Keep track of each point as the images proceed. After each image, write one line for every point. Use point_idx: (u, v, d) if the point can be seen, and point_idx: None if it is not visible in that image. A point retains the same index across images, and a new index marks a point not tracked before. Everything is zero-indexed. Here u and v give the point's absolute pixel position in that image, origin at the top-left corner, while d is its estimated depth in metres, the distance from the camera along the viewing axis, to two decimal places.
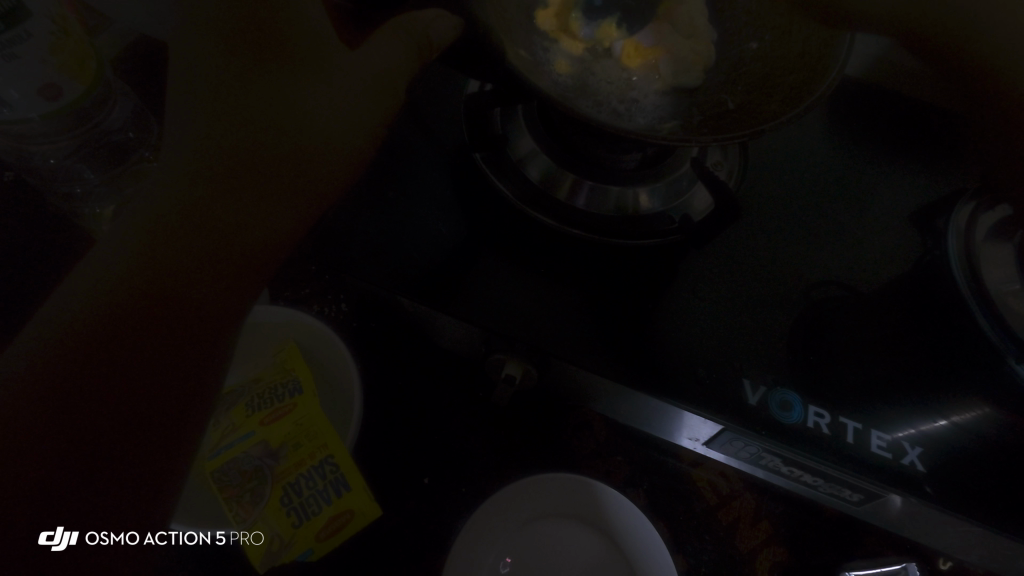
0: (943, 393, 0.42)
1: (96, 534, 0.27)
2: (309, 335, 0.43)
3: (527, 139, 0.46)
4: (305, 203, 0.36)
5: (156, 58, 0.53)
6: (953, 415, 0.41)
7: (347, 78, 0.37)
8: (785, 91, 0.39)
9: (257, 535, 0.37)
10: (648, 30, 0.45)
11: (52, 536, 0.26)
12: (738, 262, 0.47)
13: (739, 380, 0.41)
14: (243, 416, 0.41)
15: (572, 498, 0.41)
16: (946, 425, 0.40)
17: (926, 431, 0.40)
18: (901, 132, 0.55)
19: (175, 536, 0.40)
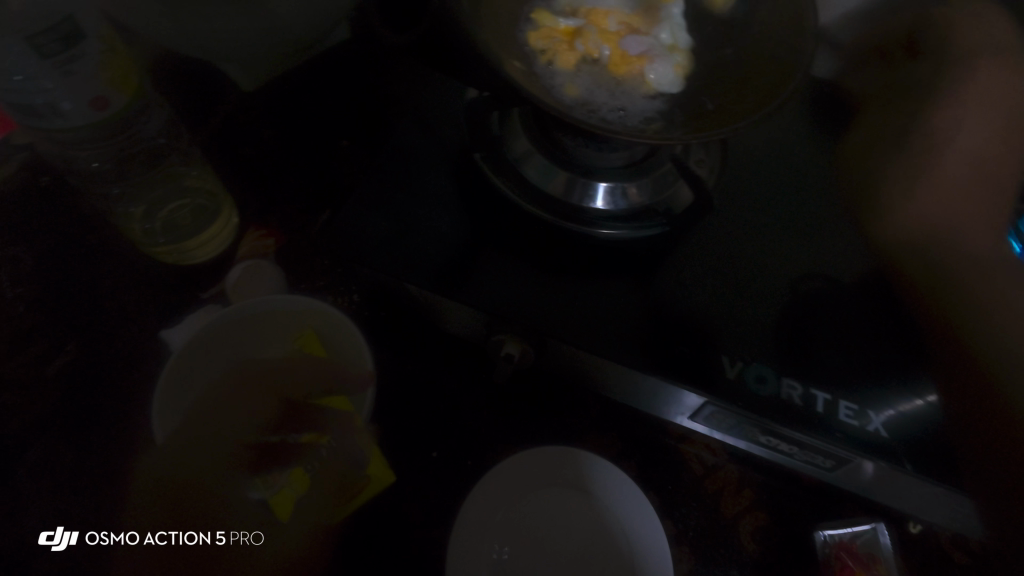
0: (915, 374, 0.45)
1: (96, 535, 0.40)
2: (314, 316, 0.46)
3: (523, 140, 0.50)
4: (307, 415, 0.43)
5: (186, 77, 0.59)
6: (929, 394, 0.44)
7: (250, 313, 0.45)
8: (760, 92, 0.42)
9: (256, 535, 0.39)
10: (634, 40, 0.48)
11: (53, 536, 0.40)
12: (719, 250, 0.51)
13: (718, 356, 0.44)
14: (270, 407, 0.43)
15: (570, 468, 0.45)
16: (925, 404, 0.43)
17: (903, 410, 0.43)
18: (870, 130, 0.60)
19: (174, 536, 0.38)
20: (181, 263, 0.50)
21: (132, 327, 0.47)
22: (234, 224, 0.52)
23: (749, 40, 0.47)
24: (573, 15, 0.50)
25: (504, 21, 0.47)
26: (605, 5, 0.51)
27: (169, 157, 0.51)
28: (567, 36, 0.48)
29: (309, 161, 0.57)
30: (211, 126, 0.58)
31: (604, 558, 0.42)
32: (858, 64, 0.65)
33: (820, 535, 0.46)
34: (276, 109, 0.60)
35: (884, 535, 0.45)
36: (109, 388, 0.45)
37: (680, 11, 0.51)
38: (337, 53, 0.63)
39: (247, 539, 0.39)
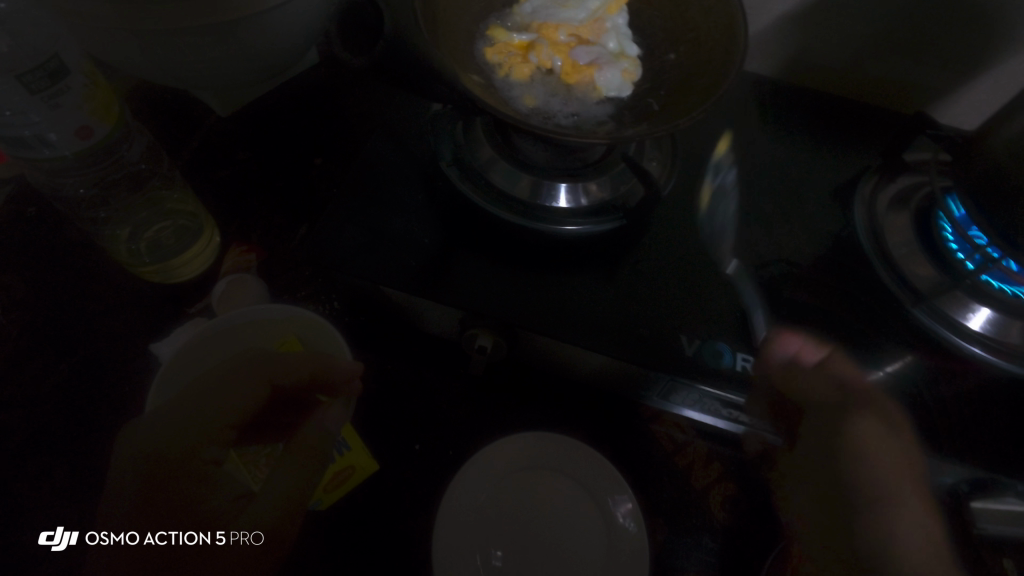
0: (871, 343, 0.50)
1: (95, 536, 0.41)
2: (285, 320, 0.49)
3: (487, 148, 0.54)
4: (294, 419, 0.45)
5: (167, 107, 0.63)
6: (886, 364, 0.49)
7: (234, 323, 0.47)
8: (698, 92, 0.46)
9: (256, 535, 0.39)
10: (583, 49, 0.51)
11: (52, 536, 0.42)
12: (676, 240, 0.55)
13: (677, 335, 0.48)
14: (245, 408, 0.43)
15: (544, 450, 0.47)
16: (883, 375, 0.48)
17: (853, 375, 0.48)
18: (810, 125, 0.65)
19: (174, 536, 0.39)
20: (173, 280, 0.52)
21: (122, 342, 0.49)
22: (218, 240, 0.55)
23: (688, 45, 0.51)
24: (525, 29, 0.53)
25: (461, 37, 0.50)
26: (554, 19, 0.53)
27: (152, 181, 0.54)
28: (520, 50, 0.51)
29: (287, 179, 0.60)
30: (192, 150, 0.61)
31: (579, 532, 0.45)
32: (797, 65, 0.70)
33: (781, 498, 0.48)
34: (253, 131, 0.63)
35: None
36: (102, 401, 0.47)
37: (625, 22, 0.54)
38: (311, 77, 0.67)
39: (247, 539, 0.39)
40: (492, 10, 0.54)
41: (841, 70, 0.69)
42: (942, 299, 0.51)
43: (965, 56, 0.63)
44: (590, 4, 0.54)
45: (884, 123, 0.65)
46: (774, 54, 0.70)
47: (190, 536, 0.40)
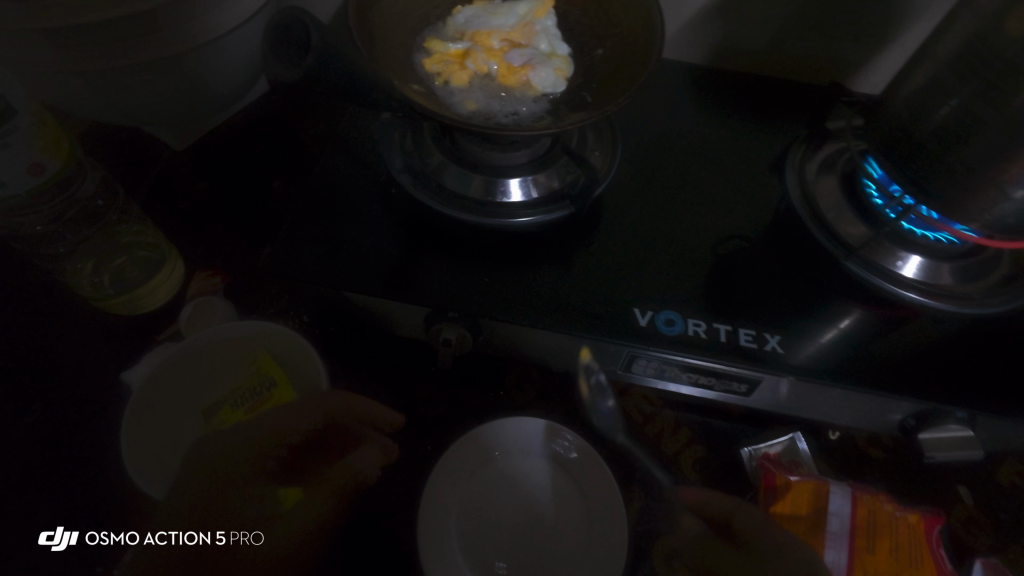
0: (813, 302, 0.53)
1: (96, 536, 0.43)
2: (257, 336, 0.50)
3: (437, 154, 0.56)
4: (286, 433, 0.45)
5: (121, 145, 0.64)
6: (836, 320, 0.52)
7: (210, 355, 0.49)
8: (625, 81, 0.50)
9: (256, 535, 0.43)
10: (516, 53, 0.54)
11: (53, 536, 0.43)
12: (625, 223, 0.58)
13: (631, 309, 0.50)
14: (229, 415, 0.48)
15: (519, 436, 0.49)
16: (833, 329, 0.51)
17: (797, 329, 0.51)
18: (741, 107, 0.69)
19: (174, 536, 0.41)
20: (139, 311, 0.53)
21: (94, 375, 0.50)
22: (180, 269, 0.56)
23: (614, 39, 0.54)
24: (459, 38, 0.56)
25: (400, 52, 0.53)
26: (485, 26, 0.56)
27: (107, 215, 0.58)
28: (457, 57, 0.54)
29: (246, 203, 0.61)
30: (150, 184, 0.62)
31: (560, 512, 0.46)
32: (724, 53, 0.75)
33: (746, 451, 0.51)
34: (209, 161, 0.64)
35: (801, 442, 0.51)
36: (77, 435, 0.47)
37: (553, 23, 0.57)
38: (263, 106, 0.70)
39: (248, 539, 0.42)
40: (426, 24, 0.57)
41: (764, 53, 0.74)
42: (874, 250, 0.55)
43: (872, 28, 0.68)
44: (519, 9, 0.56)
45: (810, 97, 0.70)
46: (702, 45, 0.74)
47: (190, 537, 0.41)
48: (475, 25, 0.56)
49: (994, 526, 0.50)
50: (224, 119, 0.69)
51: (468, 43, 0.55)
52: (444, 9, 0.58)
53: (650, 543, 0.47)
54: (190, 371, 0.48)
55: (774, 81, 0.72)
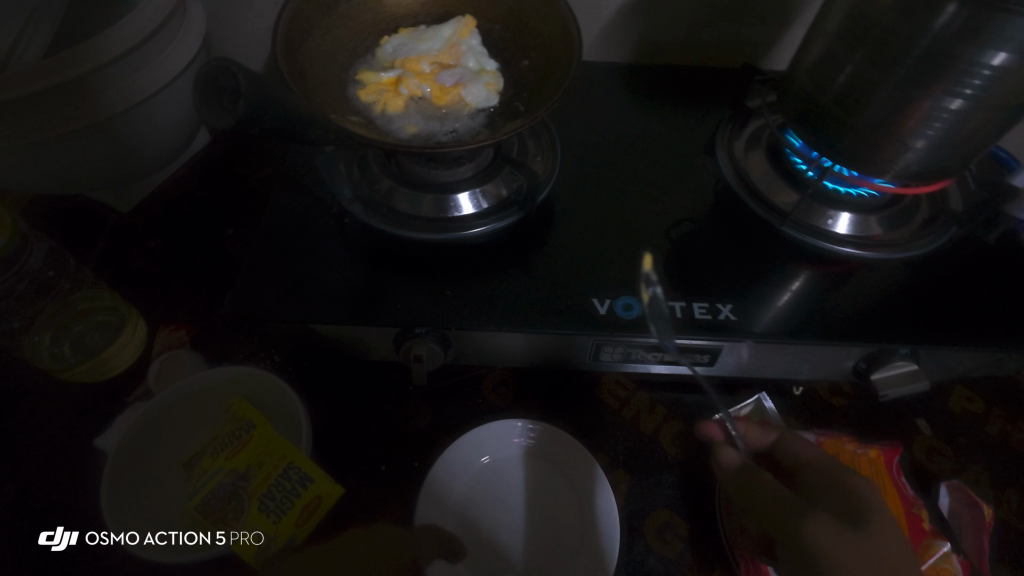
0: (758, 268, 0.57)
1: (96, 536, 0.45)
2: (242, 380, 0.51)
3: (385, 180, 0.58)
4: (267, 469, 0.45)
5: (68, 215, 0.64)
6: (781, 283, 0.55)
7: (187, 405, 0.49)
8: (551, 87, 0.52)
9: (255, 535, 0.43)
10: (446, 74, 0.57)
11: (52, 536, 0.45)
12: (575, 220, 0.60)
13: (591, 300, 0.52)
14: (209, 462, 0.46)
15: (505, 440, 0.50)
16: (780, 291, 0.55)
17: (746, 295, 0.54)
18: (668, 98, 0.74)
19: (175, 537, 0.43)
20: (105, 377, 0.53)
21: (67, 446, 0.50)
22: (143, 327, 0.55)
23: (537, 50, 0.57)
24: (390, 67, 0.58)
25: (335, 87, 0.55)
26: (414, 52, 0.58)
27: (60, 285, 0.57)
28: (390, 85, 0.56)
29: (202, 254, 0.62)
30: (101, 248, 0.62)
31: (550, 509, 0.48)
32: (646, 51, 0.79)
33: (716, 418, 0.54)
34: (160, 218, 0.65)
35: (767, 402, 0.54)
36: (56, 507, 0.47)
37: (479, 42, 0.60)
38: (209, 158, 0.70)
39: (247, 538, 0.43)
40: (357, 57, 0.59)
41: (682, 46, 0.78)
42: (804, 213, 0.58)
43: (774, 12, 0.73)
44: (444, 32, 0.59)
45: (729, 82, 0.74)
46: (625, 46, 0.79)
47: (190, 537, 0.42)
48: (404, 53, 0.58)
49: (955, 451, 0.53)
50: (170, 174, 0.69)
51: (399, 70, 0.57)
52: (372, 42, 0.60)
53: (642, 520, 0.49)
54: (169, 425, 0.48)
55: (696, 71, 0.77)
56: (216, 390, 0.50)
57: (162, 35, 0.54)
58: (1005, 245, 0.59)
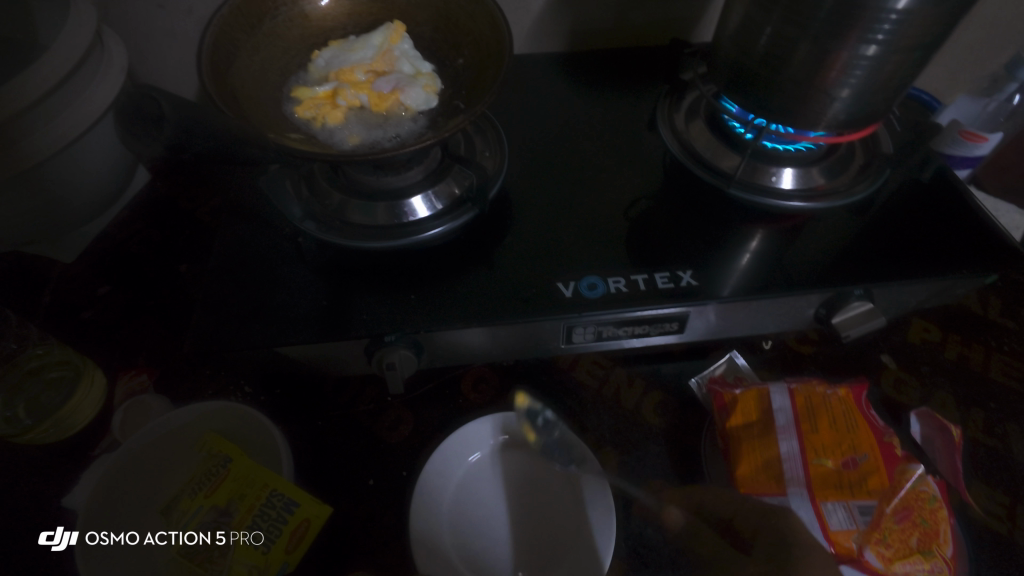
0: (712, 233, 0.58)
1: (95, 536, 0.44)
2: (221, 415, 0.49)
3: (335, 195, 0.57)
4: (251, 500, 0.44)
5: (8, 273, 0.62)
6: (736, 244, 0.57)
7: (159, 449, 0.47)
8: (488, 81, 0.53)
9: (255, 535, 0.43)
10: (382, 81, 0.56)
11: (53, 536, 0.46)
12: (532, 210, 0.61)
13: (556, 284, 0.53)
14: (189, 504, 0.45)
15: (494, 434, 0.50)
16: (735, 252, 0.56)
17: (705, 260, 0.55)
18: (607, 81, 0.75)
19: (175, 536, 0.44)
20: (64, 436, 0.50)
21: (37, 511, 0.48)
22: (101, 379, 0.53)
23: (470, 47, 0.58)
24: (324, 80, 0.57)
25: (270, 107, 0.54)
26: (347, 63, 0.57)
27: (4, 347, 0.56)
28: (326, 99, 0.55)
29: (156, 295, 0.60)
30: (47, 302, 0.59)
31: (544, 501, 0.48)
32: (580, 38, 0.81)
33: (693, 382, 0.55)
34: (106, 264, 0.62)
35: (739, 360, 0.56)
36: (39, 559, 0.45)
37: (411, 46, 0.60)
38: (151, 197, 0.68)
39: (248, 539, 0.43)
40: (290, 75, 0.58)
41: (614, 29, 0.80)
42: (747, 173, 0.60)
43: None
44: (374, 40, 0.58)
45: (663, 59, 0.76)
46: (558, 35, 0.80)
47: (190, 537, 0.44)
48: (337, 65, 0.58)
49: (919, 380, 0.55)
50: (112, 218, 0.67)
51: (334, 82, 0.56)
52: (303, 58, 0.59)
53: (635, 492, 0.49)
54: (142, 473, 0.46)
55: (630, 52, 0.78)
56: (187, 430, 0.49)
57: (82, 73, 0.53)
58: (937, 179, 0.62)
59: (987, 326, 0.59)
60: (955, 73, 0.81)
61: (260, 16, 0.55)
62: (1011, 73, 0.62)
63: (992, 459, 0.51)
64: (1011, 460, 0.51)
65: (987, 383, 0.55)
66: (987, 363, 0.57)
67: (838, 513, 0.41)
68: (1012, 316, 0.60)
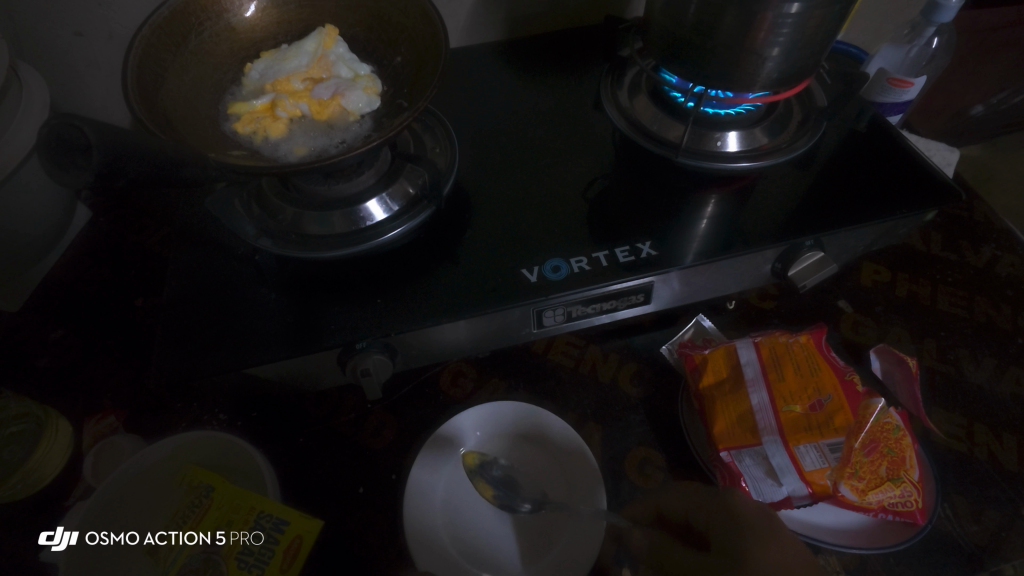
0: (667, 203, 0.60)
1: (97, 535, 0.43)
2: (219, 447, 0.48)
3: (288, 208, 0.56)
4: (242, 517, 0.44)
5: None
6: (690, 210, 0.59)
7: (137, 488, 0.46)
8: (428, 76, 0.52)
9: (256, 534, 0.43)
10: (321, 88, 0.55)
11: (50, 536, 0.47)
12: (488, 200, 0.61)
13: (521, 271, 0.53)
14: (174, 538, 0.44)
15: (491, 419, 0.51)
16: (691, 218, 0.58)
17: (662, 230, 0.56)
18: (549, 64, 0.75)
19: (175, 537, 0.44)
20: (40, 486, 0.49)
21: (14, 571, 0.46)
22: (66, 426, 0.51)
23: (406, 44, 0.57)
24: (260, 92, 0.56)
25: (208, 125, 0.53)
26: (282, 72, 0.56)
27: None
28: (265, 111, 0.54)
29: (113, 334, 0.58)
30: None
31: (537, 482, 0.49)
32: (517, 24, 0.81)
33: (664, 349, 0.56)
34: (55, 309, 0.60)
35: (705, 322, 0.58)
36: None
37: (346, 48, 0.59)
38: (95, 234, 0.66)
39: (249, 538, 0.43)
40: (224, 91, 0.56)
41: (550, 13, 0.80)
42: (696, 140, 0.62)
43: None
44: (308, 46, 0.57)
45: (601, 38, 0.77)
46: (496, 24, 0.80)
47: (190, 537, 0.44)
48: (271, 75, 0.56)
49: (875, 320, 0.58)
50: (55, 261, 0.64)
51: (270, 94, 0.55)
52: (236, 72, 0.58)
53: (621, 463, 0.50)
54: (121, 514, 0.45)
55: (568, 34, 0.79)
56: (163, 466, 0.47)
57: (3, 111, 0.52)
58: (870, 127, 0.65)
59: (930, 261, 0.63)
60: (878, 24, 0.84)
61: (183, 33, 0.54)
62: (926, 18, 0.65)
63: (948, 385, 0.54)
64: (965, 383, 0.54)
65: (936, 314, 0.58)
66: (934, 296, 0.60)
67: (810, 454, 0.43)
68: (952, 248, 0.64)
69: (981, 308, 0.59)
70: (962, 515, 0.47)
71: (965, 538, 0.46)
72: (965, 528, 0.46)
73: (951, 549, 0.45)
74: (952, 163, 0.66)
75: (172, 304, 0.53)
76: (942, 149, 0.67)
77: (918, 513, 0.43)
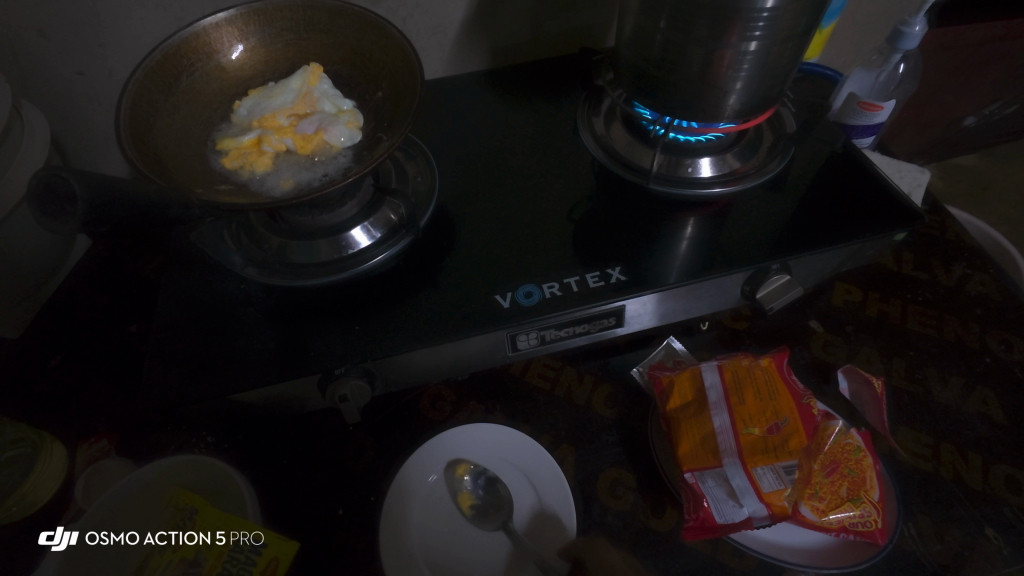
0: (640, 228, 0.61)
1: (97, 535, 0.46)
2: (206, 470, 0.50)
3: (273, 238, 0.59)
4: (230, 524, 0.46)
5: None
6: (662, 235, 0.60)
7: (131, 498, 0.48)
8: (404, 111, 0.55)
9: (256, 534, 0.46)
10: (305, 123, 0.58)
11: (51, 535, 0.50)
12: (467, 226, 0.63)
13: (494, 297, 0.55)
14: (164, 547, 0.46)
15: (487, 435, 0.52)
16: (662, 242, 0.59)
17: (633, 254, 0.58)
18: (530, 92, 0.78)
19: (176, 536, 0.46)
20: (33, 509, 0.52)
21: None
22: (59, 450, 0.54)
23: (385, 80, 0.60)
24: (247, 128, 0.59)
25: (196, 161, 0.55)
26: (267, 109, 0.59)
27: None
28: (250, 147, 0.57)
29: (109, 359, 0.60)
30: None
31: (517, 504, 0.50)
32: (501, 53, 0.84)
33: (635, 371, 0.58)
34: (54, 335, 0.63)
35: (676, 344, 0.60)
36: None
37: (330, 85, 0.62)
38: (93, 262, 0.69)
39: (248, 539, 0.46)
40: (213, 128, 0.59)
41: (532, 42, 0.83)
42: (668, 167, 0.64)
43: None
44: (293, 84, 0.60)
45: (580, 66, 0.80)
46: (480, 54, 0.83)
47: (190, 537, 0.46)
48: (257, 112, 0.59)
49: (845, 340, 0.60)
50: (54, 288, 0.66)
51: (254, 130, 0.58)
52: (224, 110, 0.61)
53: (593, 484, 0.52)
54: (116, 522, 0.48)
55: (549, 62, 0.82)
56: (156, 480, 0.49)
57: (4, 148, 0.55)
58: (840, 151, 0.67)
59: (902, 281, 0.64)
60: (856, 45, 0.86)
61: (175, 75, 0.57)
62: (892, 45, 0.67)
63: (915, 404, 0.55)
64: (933, 402, 0.55)
65: (906, 334, 0.59)
66: (904, 315, 0.61)
67: (767, 476, 0.45)
68: (924, 268, 0.65)
69: (950, 326, 0.60)
70: (925, 534, 0.48)
71: (928, 557, 0.47)
72: (928, 548, 0.47)
73: (914, 568, 0.46)
74: (922, 185, 0.67)
75: (162, 332, 0.55)
76: (912, 171, 0.68)
77: (877, 533, 0.45)
